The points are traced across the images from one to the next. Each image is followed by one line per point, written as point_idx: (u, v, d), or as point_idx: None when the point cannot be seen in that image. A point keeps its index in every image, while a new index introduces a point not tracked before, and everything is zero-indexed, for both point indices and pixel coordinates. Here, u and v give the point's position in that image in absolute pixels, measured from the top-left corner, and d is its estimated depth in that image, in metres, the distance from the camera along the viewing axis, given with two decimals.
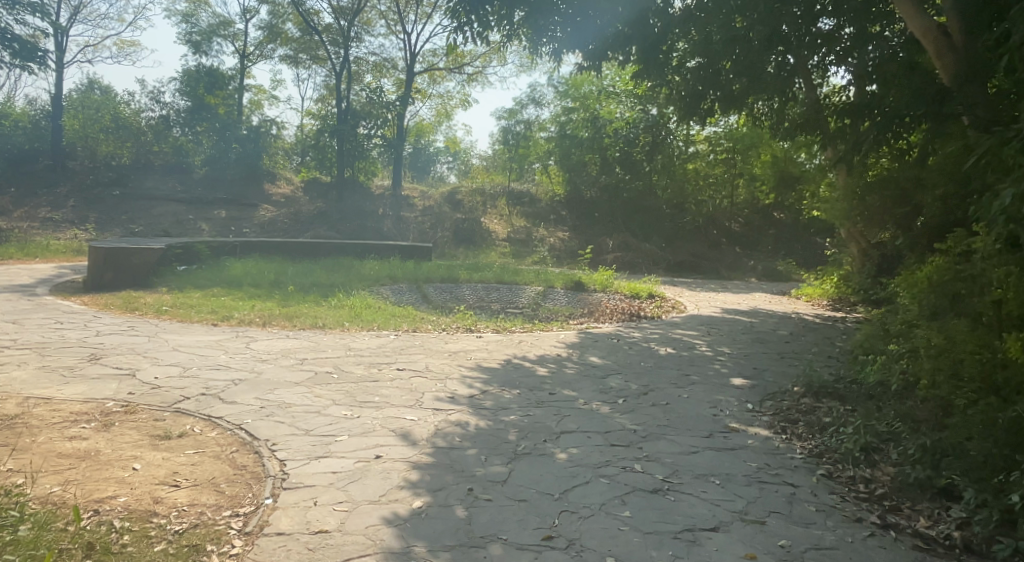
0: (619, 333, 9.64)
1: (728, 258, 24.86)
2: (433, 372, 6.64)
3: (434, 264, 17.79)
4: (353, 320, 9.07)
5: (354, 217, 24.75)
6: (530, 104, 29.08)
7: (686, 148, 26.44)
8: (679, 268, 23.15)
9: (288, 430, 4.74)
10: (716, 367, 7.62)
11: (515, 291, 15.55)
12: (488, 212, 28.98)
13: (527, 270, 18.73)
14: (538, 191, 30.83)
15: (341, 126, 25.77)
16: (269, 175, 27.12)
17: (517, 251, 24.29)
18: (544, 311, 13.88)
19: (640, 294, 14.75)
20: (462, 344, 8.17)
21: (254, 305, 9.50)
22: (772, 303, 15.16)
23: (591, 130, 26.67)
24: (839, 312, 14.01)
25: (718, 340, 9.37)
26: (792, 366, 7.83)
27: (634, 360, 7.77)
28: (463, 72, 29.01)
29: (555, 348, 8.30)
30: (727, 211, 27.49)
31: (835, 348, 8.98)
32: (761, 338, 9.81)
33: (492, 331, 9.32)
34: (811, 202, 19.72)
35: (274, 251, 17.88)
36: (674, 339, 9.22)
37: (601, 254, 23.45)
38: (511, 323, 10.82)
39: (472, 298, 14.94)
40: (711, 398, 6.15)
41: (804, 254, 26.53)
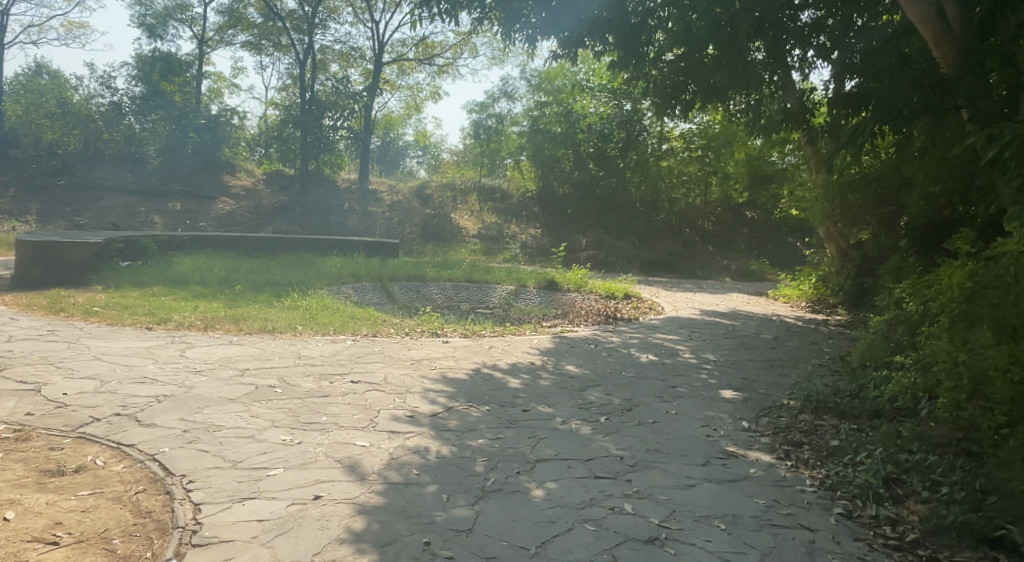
0: (597, 338, 8.99)
1: (702, 257, 24.46)
2: (392, 385, 5.88)
3: (400, 261, 16.99)
4: (307, 323, 8.28)
5: (318, 211, 23.76)
6: (502, 98, 28.36)
7: (660, 144, 25.59)
8: (653, 266, 22.67)
9: (212, 461, 3.97)
10: (703, 377, 7.03)
11: (485, 291, 14.85)
12: (459, 207, 28.19)
13: (498, 268, 18.03)
14: (510, 187, 30.15)
15: (304, 116, 24.72)
16: (229, 167, 25.98)
17: (488, 248, 23.58)
18: (515, 312, 13.20)
19: (616, 294, 14.16)
20: (427, 351, 7.42)
21: (197, 306, 8.64)
22: (750, 304, 14.70)
23: (565, 125, 26.03)
24: (819, 314, 13.58)
25: (701, 346, 8.78)
26: (784, 376, 7.25)
27: (614, 369, 7.13)
28: (433, 63, 28.12)
29: (528, 354, 7.61)
30: (700, 209, 27.15)
31: (825, 355, 8.46)
32: (745, 344, 9.25)
33: (460, 335, 8.59)
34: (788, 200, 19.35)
35: (230, 246, 16.90)
36: (654, 345, 8.60)
37: (574, 253, 22.87)
38: (480, 326, 10.11)
39: (439, 297, 14.18)
40: (702, 415, 5.52)
41: (778, 253, 26.32)
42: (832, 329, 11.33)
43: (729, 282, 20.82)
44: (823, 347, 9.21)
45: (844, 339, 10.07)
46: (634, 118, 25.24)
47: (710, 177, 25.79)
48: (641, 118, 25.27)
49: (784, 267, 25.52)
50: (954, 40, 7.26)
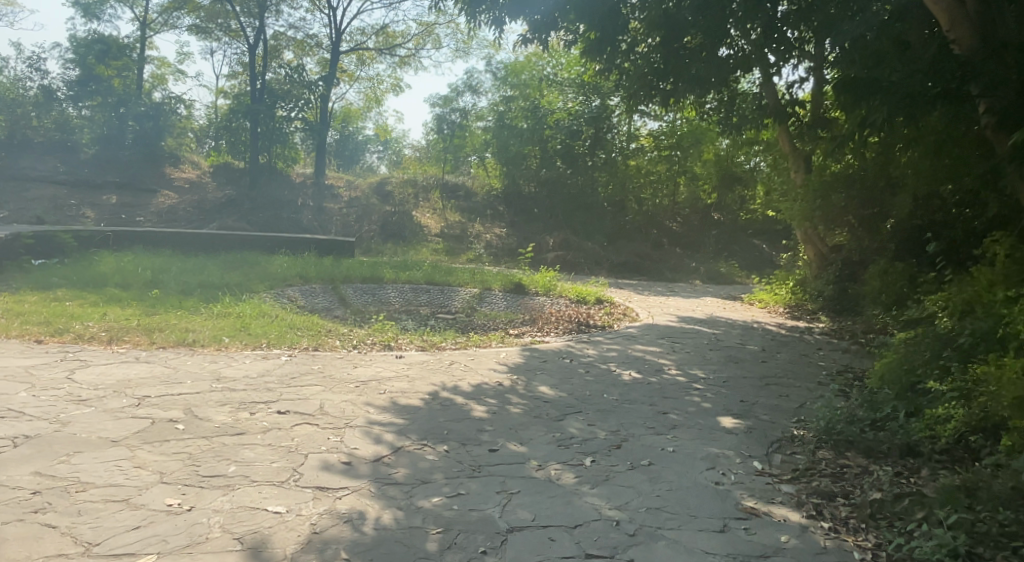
0: (572, 351, 8.00)
1: (671, 259, 23.75)
2: (327, 417, 4.78)
3: (356, 260, 15.81)
4: (237, 334, 7.10)
5: (270, 206, 22.42)
6: (466, 92, 27.28)
7: (628, 144, 25.16)
8: (622, 268, 21.88)
9: (57, 543, 2.85)
10: (696, 400, 6.09)
11: (446, 294, 13.78)
12: (420, 205, 26.97)
13: (460, 269, 16.97)
14: (474, 185, 29.12)
15: (255, 105, 23.36)
16: (173, 158, 24.37)
17: (450, 247, 22.49)
18: (479, 320, 12.15)
19: (588, 299, 13.23)
20: (375, 369, 6.31)
21: (106, 313, 7.40)
22: (727, 310, 13.92)
23: (531, 120, 25.03)
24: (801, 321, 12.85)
25: (688, 360, 7.86)
26: (786, 398, 6.36)
27: (595, 390, 6.15)
28: (394, 54, 26.89)
29: (495, 373, 6.58)
30: (668, 210, 26.56)
31: (824, 372, 7.62)
32: (735, 357, 8.36)
33: (416, 348, 7.51)
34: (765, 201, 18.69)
35: (167, 243, 15.53)
36: (637, 360, 7.64)
37: (541, 254, 21.95)
38: (440, 336, 9.02)
39: (397, 303, 13.07)
40: (706, 455, 4.57)
41: (746, 256, 25.95)
42: (820, 338, 10.55)
43: (701, 285, 20.09)
44: (819, 361, 8.38)
45: (836, 351, 9.28)
46: (602, 115, 24.44)
47: (679, 177, 25.65)
48: (609, 115, 24.48)
49: (753, 270, 25.00)
50: (970, 22, 6.64)
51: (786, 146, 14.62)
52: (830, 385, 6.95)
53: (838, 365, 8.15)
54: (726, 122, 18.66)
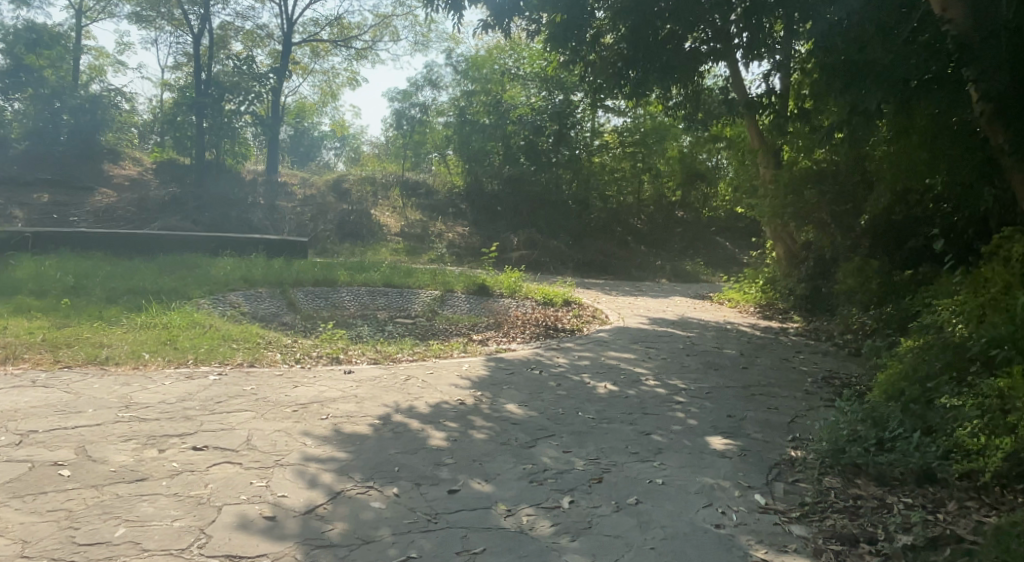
0: (540, 360, 7.32)
1: (637, 257, 23.29)
2: (252, 453, 4.00)
3: (308, 262, 14.93)
4: (160, 349, 6.26)
5: (218, 204, 21.32)
6: (426, 86, 26.42)
7: (592, 140, 24.77)
8: (588, 267, 21.33)
9: None
10: (680, 416, 5.48)
11: (404, 297, 13.04)
12: (379, 203, 26.00)
13: (420, 269, 16.18)
14: (435, 182, 28.33)
15: (201, 98, 22.23)
16: (112, 154, 23.04)
17: (411, 247, 21.64)
18: (440, 327, 11.39)
19: (555, 301, 12.61)
20: (317, 389, 5.52)
21: (9, 327, 6.49)
22: (698, 309, 13.46)
23: (493, 115, 24.23)
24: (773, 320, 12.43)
25: (666, 368, 7.25)
26: (776, 411, 5.78)
27: (568, 408, 5.48)
28: (350, 47, 25.92)
29: (455, 389, 5.86)
30: (633, 207, 26.23)
31: (810, 379, 7.09)
32: (714, 363, 7.78)
33: (369, 360, 6.75)
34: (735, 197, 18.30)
35: (102, 245, 14.44)
36: (611, 370, 6.99)
37: (505, 254, 21.29)
38: (396, 347, 8.27)
39: (351, 309, 12.25)
40: (701, 488, 3.93)
41: (710, 254, 26.09)
42: (796, 339, 10.07)
43: (668, 284, 19.62)
44: (802, 367, 7.85)
45: (816, 354, 8.81)
46: (568, 110, 23.62)
47: (643, 174, 25.66)
48: (573, 111, 23.67)
49: (718, 269, 24.79)
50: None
51: (755, 142, 14.28)
52: (820, 395, 6.41)
53: (822, 370, 7.64)
54: (691, 118, 18.31)
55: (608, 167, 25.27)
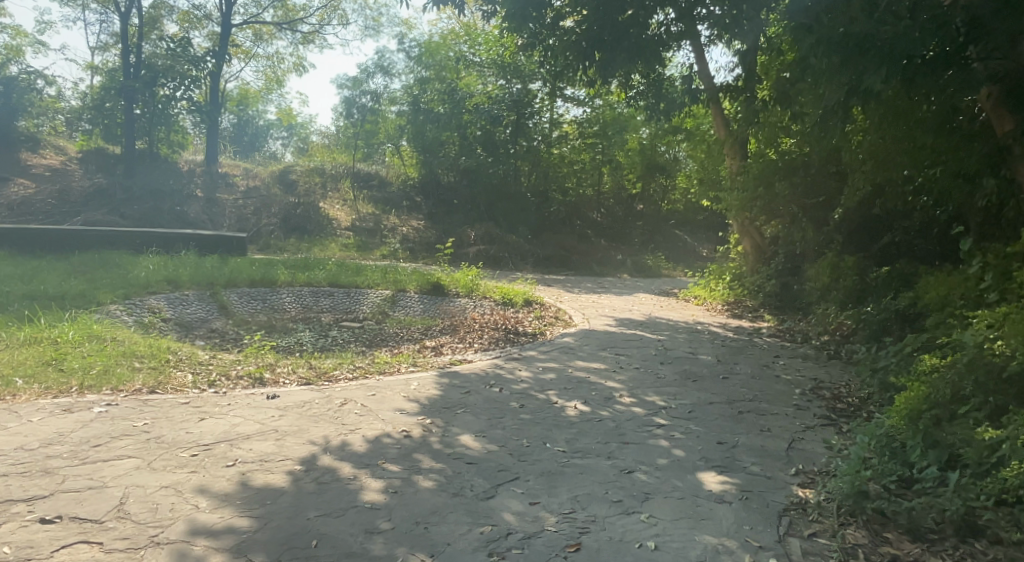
0: (499, 374, 6.45)
1: (599, 251, 22.59)
2: (121, 527, 3.03)
3: (247, 260, 13.78)
4: (39, 374, 5.21)
5: (150, 198, 19.84)
6: (378, 73, 25.21)
7: (550, 132, 23.69)
8: (547, 263, 20.56)
9: None
10: (664, 445, 4.68)
11: (351, 298, 12.04)
12: (328, 196, 24.70)
13: (371, 266, 15.17)
14: (388, 174, 27.23)
15: (131, 83, 20.70)
16: (32, 142, 21.32)
17: (362, 242, 20.54)
18: (390, 333, 10.41)
19: (515, 301, 11.77)
20: (229, 422, 4.56)
21: None
22: (664, 308, 12.80)
23: (449, 104, 23.22)
24: (742, 319, 11.84)
25: (640, 381, 6.47)
26: (770, 435, 5.05)
27: (533, 438, 4.63)
28: (296, 30, 24.57)
29: (399, 416, 4.95)
30: (592, 200, 25.61)
31: (798, 391, 6.40)
32: (691, 373, 7.03)
33: (299, 379, 5.79)
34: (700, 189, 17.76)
35: (11, 242, 13.05)
36: (581, 385, 6.16)
37: (462, 248, 20.36)
38: (335, 361, 7.30)
39: (292, 313, 11.18)
40: (704, 555, 3.11)
41: (669, 248, 25.74)
42: (771, 341, 9.45)
43: (631, 280, 18.97)
44: (786, 375, 7.17)
45: (796, 359, 8.17)
46: (525, 100, 22.67)
47: (603, 166, 24.94)
48: (532, 101, 22.85)
49: (679, 264, 24.37)
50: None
51: (721, 134, 13.69)
52: (812, 411, 5.72)
53: (808, 378, 6.98)
54: (653, 109, 17.66)
55: (568, 158, 24.51)
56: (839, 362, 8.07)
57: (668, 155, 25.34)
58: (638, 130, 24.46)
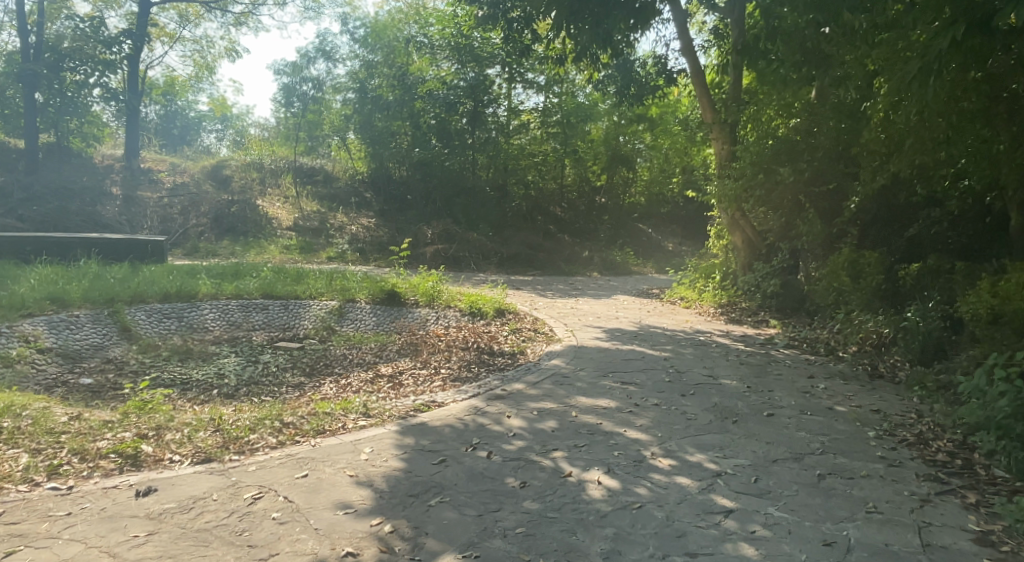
0: (483, 425, 4.74)
1: (565, 248, 20.95)
2: None
3: (165, 267, 11.75)
4: None
5: (59, 200, 17.68)
6: (320, 58, 23.10)
7: (509, 122, 22.06)
8: (512, 262, 18.93)
9: None
10: (752, 555, 3.06)
11: (291, 313, 10.18)
12: (266, 192, 22.54)
13: (315, 272, 13.28)
14: (334, 168, 25.26)
15: (32, 67, 18.27)
16: None
17: (306, 242, 18.60)
18: (337, 357, 8.61)
19: (485, 311, 10.08)
20: (58, 559, 2.77)
21: None
22: (652, 312, 11.30)
23: (399, 90, 21.34)
24: (743, 324, 10.39)
25: (669, 428, 4.85)
26: (889, 521, 3.48)
27: (553, 557, 2.95)
28: (226, 12, 22.34)
29: (341, 522, 3.19)
30: (554, 193, 24.16)
31: (873, 435, 4.89)
32: (724, 410, 5.47)
33: (196, 453, 3.96)
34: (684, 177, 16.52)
35: None
36: (596, 440, 4.50)
37: (416, 249, 18.52)
38: (259, 415, 5.49)
39: (215, 334, 9.25)
40: None
41: (635, 243, 24.49)
42: (792, 355, 8.01)
43: (603, 279, 17.51)
44: (840, 407, 5.69)
45: (836, 380, 6.71)
46: (483, 87, 20.89)
47: (566, 158, 23.42)
48: (489, 87, 21.07)
49: (649, 260, 23.10)
50: None
51: (707, 116, 12.09)
52: (915, 471, 4.21)
53: (872, 413, 5.50)
54: (622, 93, 16.23)
55: (528, 150, 22.93)
56: (886, 384, 6.67)
57: (630, 145, 24.20)
58: (601, 120, 23.12)
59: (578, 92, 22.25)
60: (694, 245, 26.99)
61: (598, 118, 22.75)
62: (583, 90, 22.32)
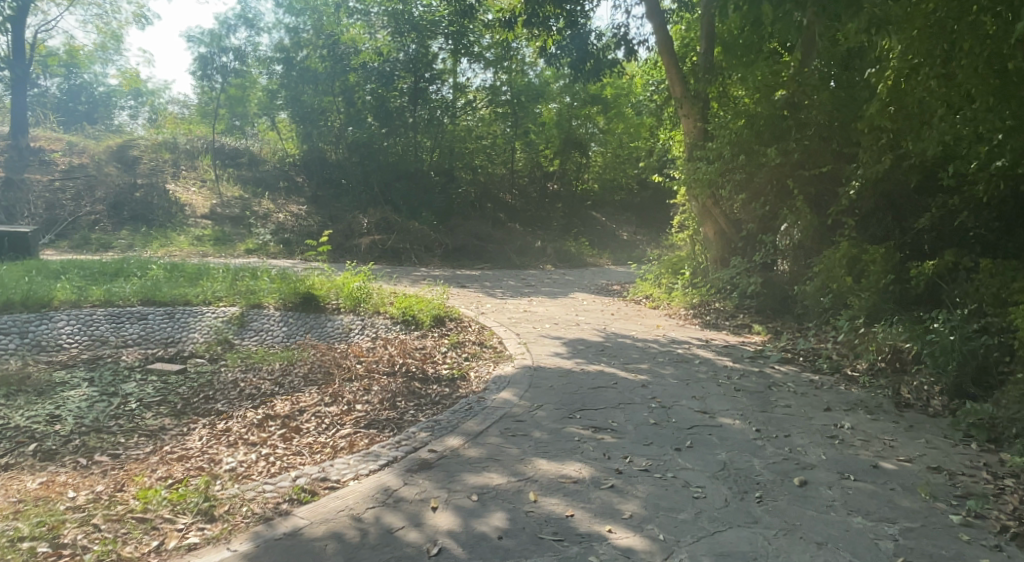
0: (390, 532, 3.03)
1: (516, 239, 19.20)
2: None
3: (28, 264, 9.68)
4: None
5: None
6: (240, 26, 20.66)
7: (454, 101, 20.20)
8: (458, 254, 17.18)
9: None
10: None
11: (177, 325, 8.28)
12: (181, 175, 20.32)
13: (221, 268, 11.28)
14: (263, 151, 23.06)
15: None
16: None
17: (222, 233, 16.58)
18: (226, 383, 6.78)
19: (420, 320, 8.33)
20: None
21: None
22: (615, 315, 9.77)
23: (329, 61, 19.22)
24: (721, 330, 8.93)
25: (673, 525, 3.23)
26: None
27: None
28: None
29: None
30: (503, 179, 22.45)
31: (959, 523, 3.38)
32: (738, 474, 3.91)
33: None
34: (647, 157, 14.99)
35: None
36: (569, 561, 2.83)
37: (350, 239, 16.50)
38: (58, 508, 3.70)
39: (70, 354, 7.35)
40: None
41: (591, 232, 23.15)
42: (791, 374, 6.57)
43: (557, 273, 15.92)
44: (886, 466, 4.21)
45: (861, 415, 5.25)
46: (425, 61, 19.01)
47: (516, 141, 21.81)
48: (432, 61, 19.21)
49: (605, 250, 21.72)
50: None
51: (675, 90, 10.51)
52: None
53: (935, 476, 4.01)
54: (577, 70, 13.94)
55: (475, 131, 21.15)
56: (924, 419, 5.24)
57: (583, 128, 22.82)
58: (552, 101, 21.73)
59: (528, 69, 20.64)
60: (649, 233, 25.74)
61: (549, 97, 21.39)
62: (534, 67, 20.78)
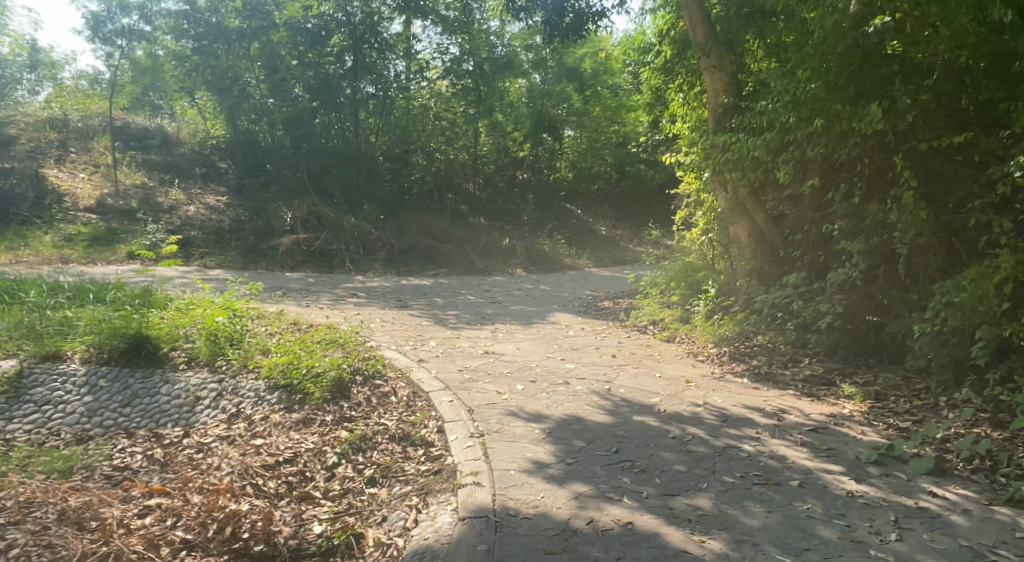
0: None
1: (480, 237, 15.93)
2: None
3: None
4: None
5: None
6: None
7: (405, 73, 16.94)
8: (406, 257, 13.83)
9: None
10: None
11: None
12: (68, 158, 16.73)
13: (48, 284, 7.84)
14: (179, 133, 19.39)
15: None
16: None
17: (104, 229, 13.02)
18: None
19: (307, 387, 4.99)
20: None
21: None
22: (616, 359, 6.61)
23: (245, 19, 15.84)
24: (783, 385, 5.82)
25: None
26: None
27: None
28: None
29: None
30: (466, 167, 19.06)
31: None
32: None
33: None
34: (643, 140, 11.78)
35: None
36: None
37: (268, 239, 13.16)
38: None
39: None
40: None
41: (566, 227, 20.07)
42: (980, 515, 3.47)
43: (530, 281, 12.69)
44: None
45: None
46: (370, 23, 15.86)
47: (479, 121, 18.43)
48: (383, 24, 16.19)
49: (584, 249, 18.59)
50: None
51: (698, 36, 7.39)
52: None
53: None
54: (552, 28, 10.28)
55: (432, 111, 17.80)
56: None
57: (557, 109, 19.57)
58: (521, 76, 18.50)
59: (493, 38, 17.38)
60: (630, 227, 22.75)
61: (518, 71, 18.13)
62: (502, 38, 17.55)
